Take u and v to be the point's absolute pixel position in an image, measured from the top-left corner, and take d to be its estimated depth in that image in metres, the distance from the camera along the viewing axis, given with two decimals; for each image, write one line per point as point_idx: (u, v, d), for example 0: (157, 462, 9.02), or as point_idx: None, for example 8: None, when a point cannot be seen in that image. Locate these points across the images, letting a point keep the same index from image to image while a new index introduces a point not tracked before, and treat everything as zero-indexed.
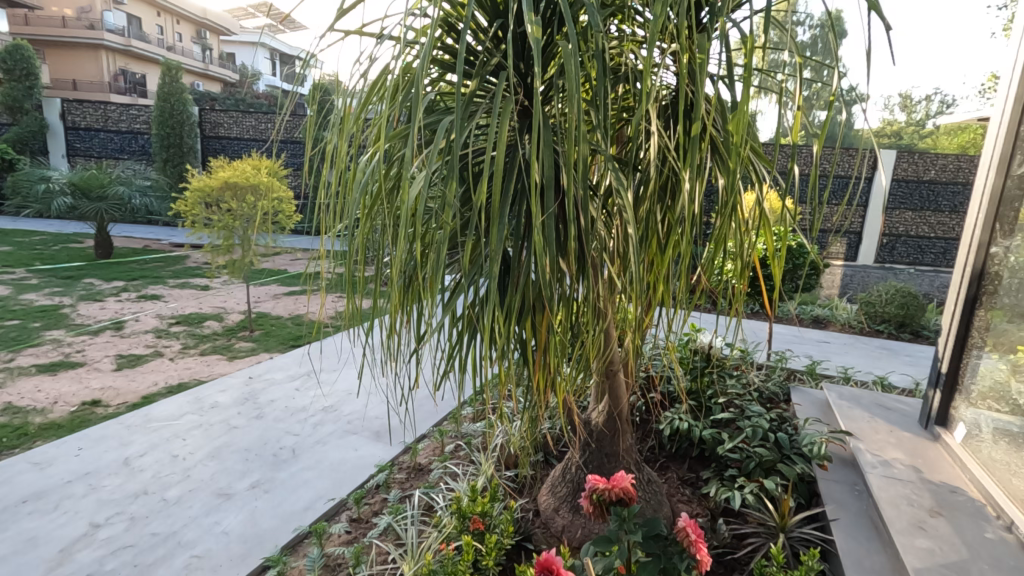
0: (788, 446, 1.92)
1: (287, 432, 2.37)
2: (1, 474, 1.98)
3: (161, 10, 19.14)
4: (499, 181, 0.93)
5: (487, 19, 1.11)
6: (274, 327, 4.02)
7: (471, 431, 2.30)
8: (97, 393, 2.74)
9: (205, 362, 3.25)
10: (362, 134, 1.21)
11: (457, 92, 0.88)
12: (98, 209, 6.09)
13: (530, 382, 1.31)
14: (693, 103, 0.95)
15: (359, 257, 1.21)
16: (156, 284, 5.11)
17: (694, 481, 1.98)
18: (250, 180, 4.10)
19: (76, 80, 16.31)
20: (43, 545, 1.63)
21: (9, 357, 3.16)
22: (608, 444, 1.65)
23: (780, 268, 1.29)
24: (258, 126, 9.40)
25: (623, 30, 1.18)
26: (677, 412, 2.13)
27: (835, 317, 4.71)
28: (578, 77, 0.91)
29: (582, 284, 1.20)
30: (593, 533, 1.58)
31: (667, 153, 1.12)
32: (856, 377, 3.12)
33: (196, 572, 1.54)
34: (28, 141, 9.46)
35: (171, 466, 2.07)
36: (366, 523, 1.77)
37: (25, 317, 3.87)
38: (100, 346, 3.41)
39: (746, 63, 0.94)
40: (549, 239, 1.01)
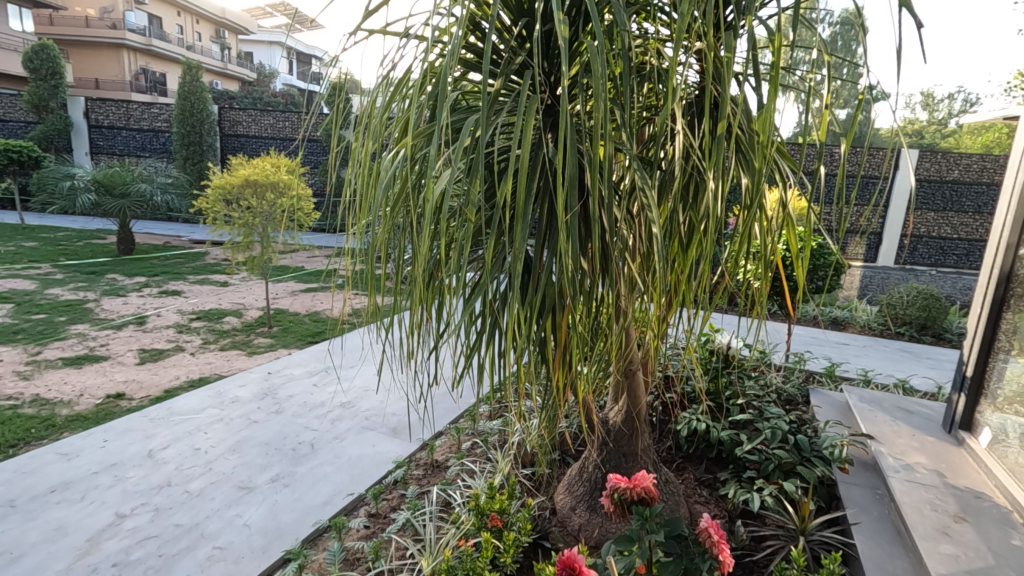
0: (808, 449, 1.90)
1: (306, 427, 2.40)
2: (30, 464, 2.03)
3: (182, 10, 19.39)
4: (524, 179, 0.94)
5: (512, 18, 1.11)
6: (292, 323, 4.07)
7: (488, 429, 2.31)
8: (121, 386, 2.80)
9: (226, 357, 3.29)
10: (386, 132, 1.22)
11: (483, 90, 0.88)
12: (120, 206, 6.23)
13: (549, 381, 1.31)
14: (720, 101, 0.95)
15: (382, 254, 1.22)
16: (177, 280, 5.20)
17: (712, 482, 1.97)
18: (270, 177, 4.14)
19: (99, 80, 16.77)
20: (72, 534, 1.67)
21: (36, 351, 3.23)
22: (625, 444, 1.64)
23: (804, 268, 1.28)
24: (276, 125, 9.49)
25: (647, 29, 1.18)
26: (695, 412, 2.12)
27: (855, 318, 4.65)
28: (604, 76, 0.91)
29: (603, 284, 1.19)
30: (610, 533, 1.58)
31: (692, 152, 1.11)
32: (877, 380, 3.08)
33: (218, 563, 1.56)
34: (54, 139, 9.69)
35: (193, 459, 2.10)
36: (384, 518, 1.79)
37: (51, 311, 3.96)
38: (123, 340, 3.48)
39: (776, 62, 0.94)
40: (572, 239, 1.01)
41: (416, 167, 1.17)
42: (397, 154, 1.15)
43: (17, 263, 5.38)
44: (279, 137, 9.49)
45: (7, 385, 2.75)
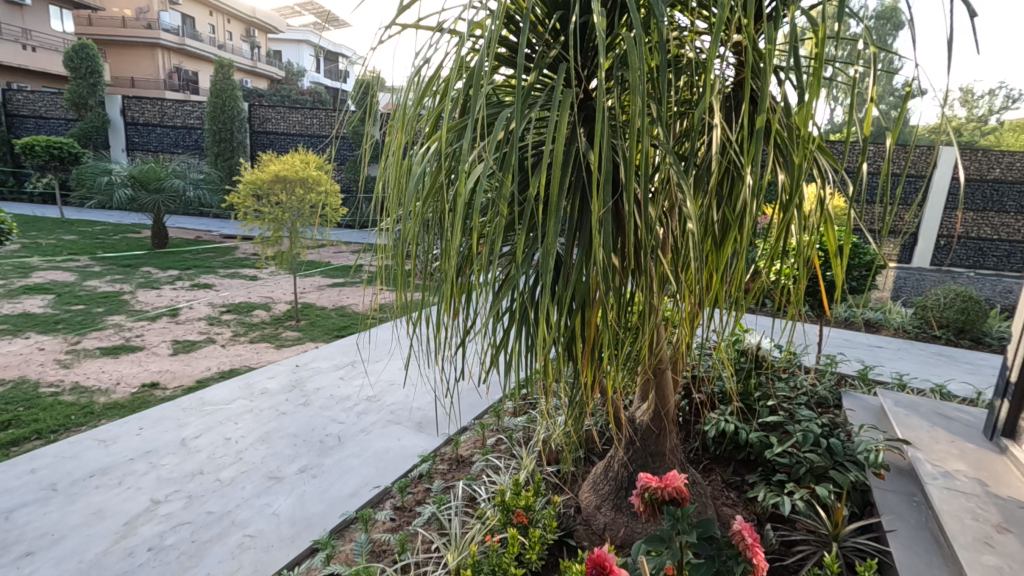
0: (841, 452, 1.86)
1: (333, 420, 2.44)
2: (70, 450, 2.10)
3: (214, 10, 19.82)
4: (557, 174, 0.92)
5: (547, 11, 1.10)
6: (319, 317, 4.13)
7: (513, 425, 2.31)
8: (156, 375, 2.88)
9: (255, 349, 3.36)
10: (417, 128, 1.22)
11: (519, 84, 0.88)
12: (155, 201, 6.41)
13: (577, 379, 1.30)
14: (761, 94, 0.92)
15: (412, 249, 1.22)
16: (208, 273, 5.32)
17: (740, 485, 1.94)
18: (300, 173, 4.20)
19: (135, 79, 17.28)
20: (110, 517, 1.72)
21: (76, 340, 3.34)
22: (653, 443, 1.62)
23: (843, 268, 1.24)
24: (304, 121, 9.64)
25: (683, 22, 1.16)
26: (723, 413, 2.09)
27: (888, 320, 4.51)
28: (642, 70, 0.89)
29: (634, 282, 1.17)
30: (636, 534, 1.57)
31: (729, 147, 1.09)
32: (913, 384, 2.99)
33: (249, 550, 1.60)
34: (92, 135, 9.97)
35: (224, 448, 2.15)
36: (409, 511, 1.80)
37: (89, 302, 4.10)
38: (157, 331, 3.58)
39: (819, 52, 0.91)
40: (605, 235, 0.99)
41: (448, 161, 1.16)
42: (429, 148, 1.16)
43: (57, 256, 5.57)
44: (308, 133, 9.65)
45: (48, 372, 2.85)
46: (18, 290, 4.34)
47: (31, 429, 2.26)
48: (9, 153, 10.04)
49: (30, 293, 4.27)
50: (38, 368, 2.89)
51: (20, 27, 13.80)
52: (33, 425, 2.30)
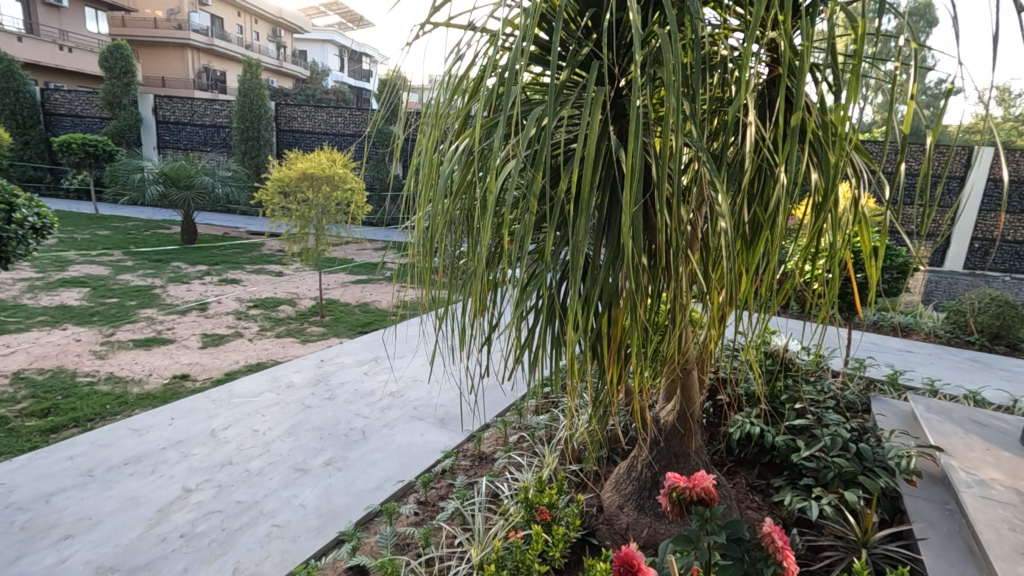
0: (870, 458, 1.83)
1: (357, 415, 2.47)
2: (106, 438, 2.17)
3: (242, 10, 20.19)
4: (588, 171, 0.92)
5: (579, 10, 1.10)
6: (343, 313, 4.19)
7: (535, 423, 2.32)
8: (186, 367, 2.95)
9: (281, 344, 3.42)
10: (447, 125, 1.22)
11: (552, 81, 0.88)
12: (185, 198, 6.57)
13: (602, 378, 1.30)
14: (796, 93, 0.90)
15: (439, 246, 1.23)
16: (235, 269, 5.43)
17: (765, 488, 1.92)
18: (326, 171, 4.27)
19: (165, 79, 17.70)
20: (144, 504, 1.78)
21: (110, 332, 3.44)
22: (677, 444, 1.62)
23: (877, 269, 1.22)
24: (329, 120, 9.78)
25: (716, 19, 1.16)
26: (749, 416, 2.07)
27: (919, 325, 4.40)
28: (677, 68, 0.88)
29: (662, 281, 1.16)
30: (659, 534, 1.56)
31: (762, 146, 1.07)
32: (945, 390, 2.91)
33: (277, 540, 1.63)
34: (125, 133, 10.25)
35: (252, 440, 2.20)
36: (433, 506, 1.82)
37: (123, 296, 4.22)
38: (187, 325, 3.67)
39: (858, 48, 0.89)
40: (635, 233, 0.99)
41: (478, 159, 1.17)
42: (459, 145, 1.16)
43: (92, 250, 5.75)
44: (333, 132, 9.78)
45: (85, 363, 2.94)
46: (56, 282, 4.49)
47: (69, 417, 2.34)
48: (47, 150, 10.37)
49: (67, 286, 4.41)
50: (75, 358, 2.99)
51: (57, 29, 14.31)
52: (71, 413, 2.38)
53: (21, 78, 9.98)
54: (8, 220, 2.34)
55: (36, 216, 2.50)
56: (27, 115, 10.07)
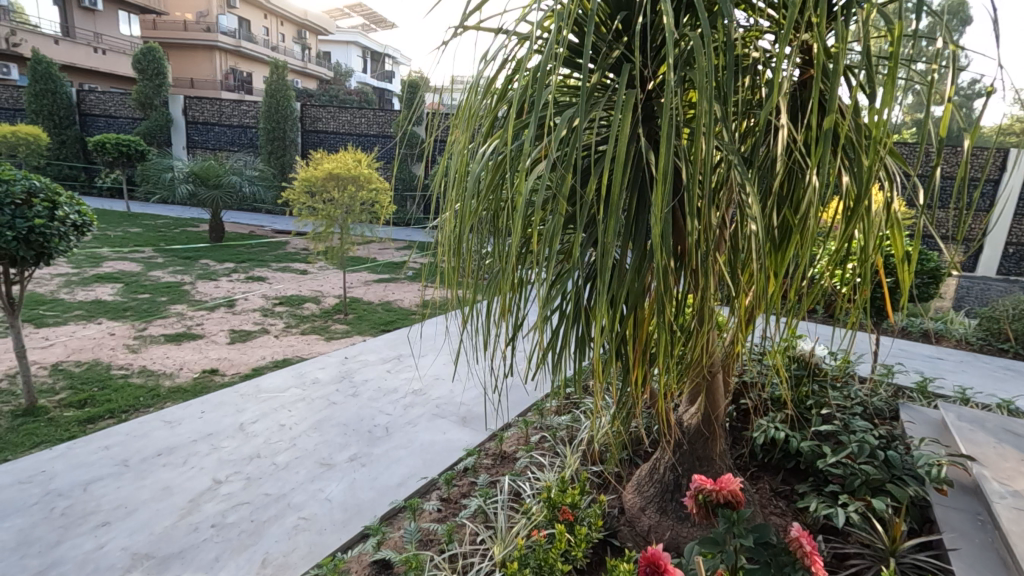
0: (899, 466, 1.80)
1: (380, 412, 2.50)
2: (139, 429, 2.24)
3: (269, 13, 20.58)
4: (618, 173, 0.92)
5: (611, 11, 1.11)
6: (366, 311, 4.25)
7: (556, 423, 2.33)
8: (215, 362, 3.03)
9: (306, 341, 3.48)
10: (476, 127, 1.24)
11: (584, 83, 0.89)
12: (214, 197, 6.72)
13: (626, 380, 1.30)
14: (830, 95, 0.89)
15: (467, 245, 1.25)
16: (261, 267, 5.55)
17: (789, 494, 1.89)
18: (352, 171, 4.33)
19: (194, 79, 18.11)
20: (177, 494, 1.83)
21: (143, 327, 3.55)
22: (701, 447, 1.61)
23: (910, 275, 1.20)
24: (353, 121, 9.92)
25: (747, 22, 1.16)
26: (773, 420, 2.05)
27: (949, 331, 4.28)
28: (709, 71, 0.88)
29: (688, 283, 1.15)
30: (681, 537, 1.55)
31: (794, 148, 1.07)
32: (976, 399, 2.84)
33: (304, 532, 1.67)
34: (156, 134, 10.52)
35: (279, 434, 2.24)
36: (455, 503, 1.84)
37: (154, 292, 4.33)
38: (216, 320, 3.76)
39: (895, 50, 0.87)
40: (664, 236, 0.98)
41: (507, 161, 1.18)
42: (488, 146, 1.17)
43: (125, 247, 5.92)
44: (356, 132, 9.93)
45: (119, 356, 3.03)
46: (91, 278, 4.64)
47: (105, 408, 2.42)
48: (82, 149, 10.70)
49: (101, 281, 4.55)
50: (109, 352, 3.09)
51: (92, 32, 14.75)
52: (106, 404, 2.46)
53: (59, 80, 10.31)
54: (51, 218, 2.43)
55: (77, 214, 2.58)
56: (63, 115, 10.40)
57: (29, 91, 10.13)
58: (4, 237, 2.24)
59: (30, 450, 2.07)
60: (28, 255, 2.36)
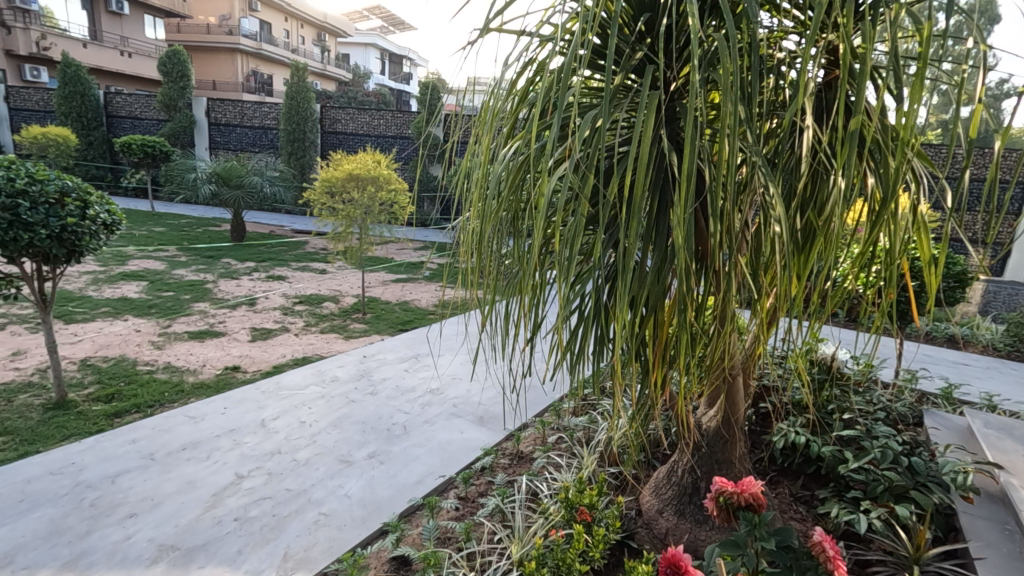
0: (923, 473, 1.77)
1: (398, 410, 2.53)
2: (164, 424, 2.29)
3: (290, 16, 20.85)
4: (641, 174, 0.92)
5: (635, 13, 1.11)
6: (384, 310, 4.29)
7: (573, 424, 2.33)
8: (237, 359, 3.08)
9: (325, 339, 3.52)
10: (498, 128, 1.24)
11: (607, 84, 0.88)
12: (236, 197, 6.83)
13: (645, 381, 1.29)
14: (857, 97, 0.88)
15: (487, 246, 1.25)
16: (281, 266, 5.63)
17: (809, 500, 1.87)
18: (371, 172, 4.38)
19: (216, 81, 18.38)
20: (200, 487, 1.87)
21: (167, 324, 3.62)
22: (720, 450, 1.59)
23: (937, 278, 1.18)
24: (372, 122, 10.02)
25: (772, 23, 1.15)
26: (794, 425, 2.03)
27: (976, 336, 4.19)
28: (734, 72, 0.87)
29: (709, 285, 1.14)
30: (699, 540, 1.54)
31: (819, 148, 1.05)
32: (1003, 406, 2.78)
33: (324, 528, 1.69)
34: (180, 135, 10.72)
35: (300, 430, 2.28)
36: (473, 502, 1.85)
37: (177, 290, 4.42)
38: (237, 318, 3.82)
39: (924, 50, 0.86)
40: (687, 237, 0.97)
41: (528, 162, 1.18)
42: (510, 148, 1.18)
43: (149, 246, 6.04)
44: (375, 134, 10.03)
45: (144, 352, 3.10)
46: (117, 276, 4.75)
47: (131, 402, 2.48)
48: (108, 150, 10.95)
49: (127, 279, 4.66)
50: (135, 348, 3.16)
51: (118, 35, 15.08)
52: (133, 399, 2.52)
53: (87, 82, 10.57)
54: (82, 216, 2.50)
55: (107, 213, 2.65)
56: (91, 117, 10.65)
57: (59, 94, 10.40)
58: (38, 235, 2.31)
59: (60, 442, 2.13)
60: (61, 253, 2.43)
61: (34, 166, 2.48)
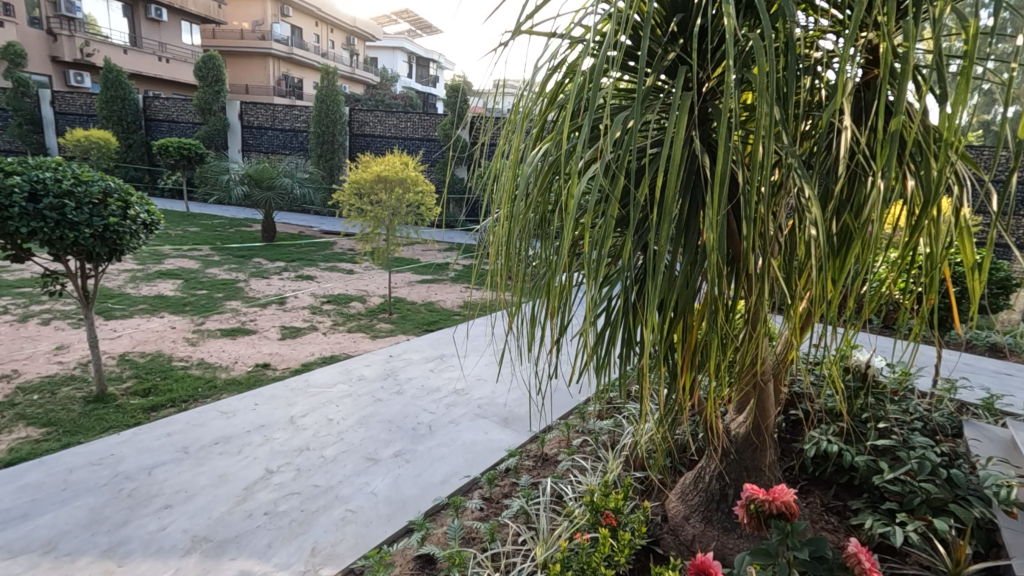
0: (963, 486, 1.71)
1: (423, 410, 2.55)
2: (198, 418, 2.35)
3: (320, 21, 21.27)
4: (673, 176, 0.90)
5: (667, 13, 1.10)
6: (409, 311, 4.33)
7: (598, 428, 2.31)
8: (267, 357, 3.15)
9: (352, 339, 3.57)
10: (528, 130, 1.24)
11: (640, 83, 0.87)
12: (267, 198, 6.99)
13: (673, 385, 1.27)
14: (899, 98, 0.85)
15: (516, 248, 1.24)
16: (310, 266, 5.74)
17: (842, 510, 1.82)
18: (399, 174, 4.43)
19: (248, 85, 18.74)
20: (232, 481, 1.91)
21: (201, 321, 3.73)
22: (749, 457, 1.57)
23: (981, 284, 1.13)
24: (400, 124, 10.15)
25: (807, 22, 1.14)
26: (826, 433, 1.98)
27: (1021, 346, 4.03)
28: (771, 74, 0.85)
29: (739, 288, 1.12)
30: (727, 548, 1.51)
31: (858, 150, 1.02)
32: None
33: (351, 524, 1.72)
34: (214, 137, 11.01)
35: (328, 428, 2.32)
36: (498, 503, 1.86)
37: (211, 288, 4.54)
38: (268, 317, 3.91)
39: (970, 49, 0.83)
40: (718, 240, 0.95)
41: (557, 165, 1.18)
42: (539, 150, 1.17)
43: (185, 245, 6.23)
44: (402, 136, 10.16)
45: (179, 348, 3.20)
46: (154, 274, 4.90)
47: (167, 397, 2.55)
48: (147, 152, 11.34)
49: (163, 277, 4.81)
50: (171, 344, 3.26)
51: (157, 41, 15.57)
52: (168, 394, 2.59)
53: (127, 87, 10.93)
54: (124, 216, 2.59)
55: (147, 213, 2.74)
56: (131, 121, 11.03)
57: (101, 98, 10.79)
58: (81, 234, 2.41)
59: (100, 434, 2.21)
60: (103, 251, 2.52)
61: (80, 167, 2.58)
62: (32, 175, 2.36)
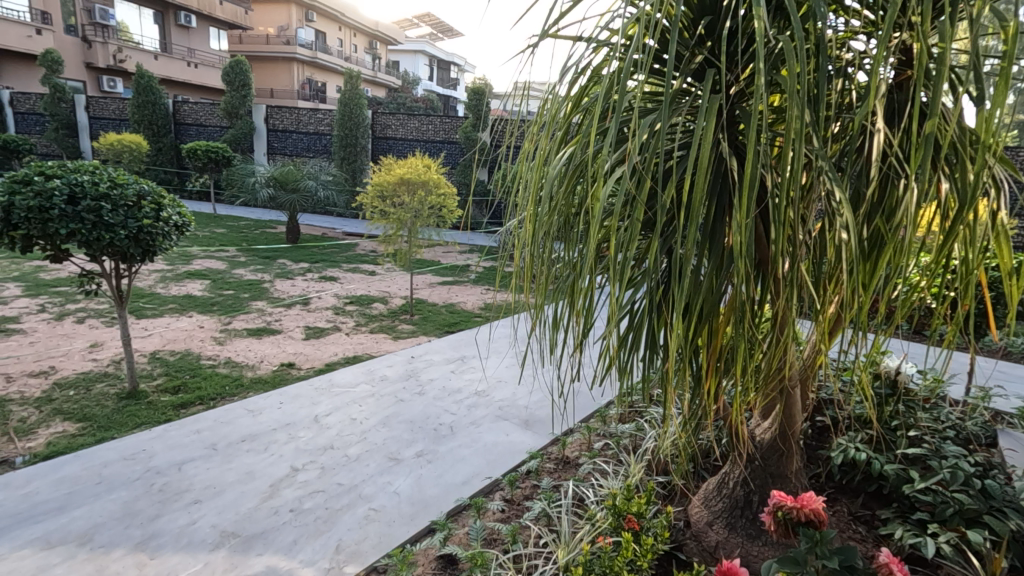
0: (999, 497, 1.66)
1: (445, 410, 2.57)
2: (226, 416, 2.40)
3: (343, 25, 21.58)
4: (701, 178, 0.90)
5: (695, 15, 1.09)
6: (431, 312, 4.37)
7: (620, 431, 2.30)
8: (292, 356, 3.20)
9: (375, 339, 3.62)
10: (553, 134, 1.24)
11: (667, 85, 0.87)
12: (291, 201, 7.11)
13: (698, 390, 1.26)
14: (934, 100, 0.83)
15: (540, 250, 1.24)
16: (333, 267, 5.82)
17: (870, 520, 1.79)
18: (422, 176, 4.47)
19: (274, 89, 19.07)
20: (258, 478, 1.95)
21: (228, 320, 3.81)
22: (775, 463, 1.55)
23: (1019, 290, 1.10)
24: (421, 127, 10.23)
25: (838, 23, 1.12)
26: (854, 440, 1.94)
27: None
28: (801, 76, 0.84)
29: (766, 292, 1.10)
30: (752, 555, 1.49)
31: (890, 152, 1.00)
32: None
33: (374, 523, 1.74)
34: (240, 141, 11.24)
35: (351, 427, 2.35)
36: (519, 505, 1.86)
37: (237, 288, 4.64)
38: (292, 317, 3.97)
39: (1009, 49, 0.81)
40: (746, 243, 0.94)
41: (582, 167, 1.18)
42: (565, 153, 1.17)
43: (212, 247, 6.37)
44: (424, 139, 10.24)
45: (207, 347, 3.28)
46: (183, 274, 5.02)
47: (196, 395, 2.61)
48: (176, 156, 11.63)
49: (192, 278, 4.92)
50: (200, 343, 3.34)
51: (186, 47, 15.98)
52: (197, 391, 2.65)
53: (158, 92, 11.22)
54: (157, 218, 2.66)
55: (178, 215, 2.82)
56: (161, 125, 11.33)
57: (133, 103, 11.12)
58: (117, 235, 2.48)
59: (133, 429, 2.27)
60: (137, 252, 2.60)
61: (116, 171, 2.66)
62: (71, 179, 2.45)
